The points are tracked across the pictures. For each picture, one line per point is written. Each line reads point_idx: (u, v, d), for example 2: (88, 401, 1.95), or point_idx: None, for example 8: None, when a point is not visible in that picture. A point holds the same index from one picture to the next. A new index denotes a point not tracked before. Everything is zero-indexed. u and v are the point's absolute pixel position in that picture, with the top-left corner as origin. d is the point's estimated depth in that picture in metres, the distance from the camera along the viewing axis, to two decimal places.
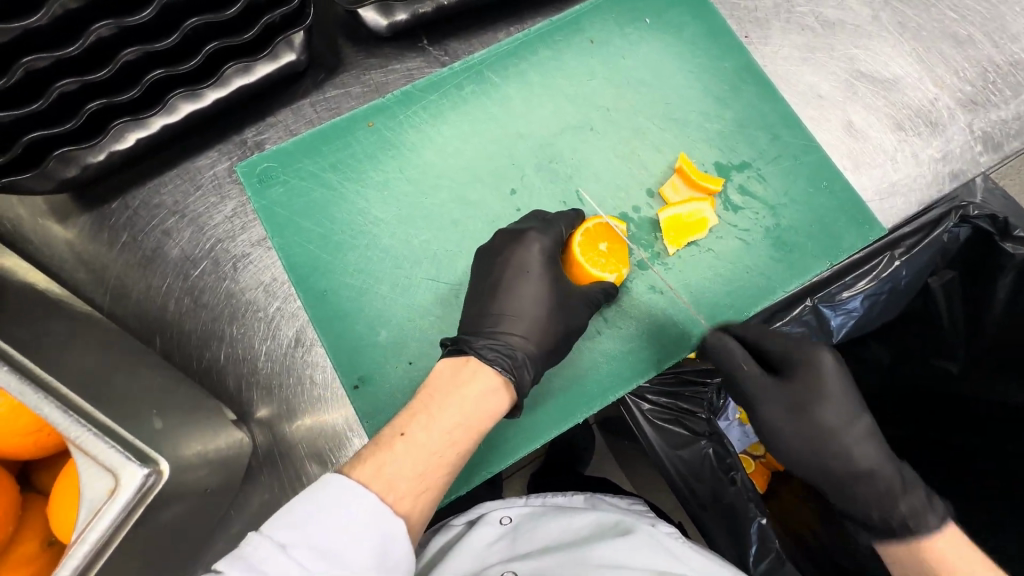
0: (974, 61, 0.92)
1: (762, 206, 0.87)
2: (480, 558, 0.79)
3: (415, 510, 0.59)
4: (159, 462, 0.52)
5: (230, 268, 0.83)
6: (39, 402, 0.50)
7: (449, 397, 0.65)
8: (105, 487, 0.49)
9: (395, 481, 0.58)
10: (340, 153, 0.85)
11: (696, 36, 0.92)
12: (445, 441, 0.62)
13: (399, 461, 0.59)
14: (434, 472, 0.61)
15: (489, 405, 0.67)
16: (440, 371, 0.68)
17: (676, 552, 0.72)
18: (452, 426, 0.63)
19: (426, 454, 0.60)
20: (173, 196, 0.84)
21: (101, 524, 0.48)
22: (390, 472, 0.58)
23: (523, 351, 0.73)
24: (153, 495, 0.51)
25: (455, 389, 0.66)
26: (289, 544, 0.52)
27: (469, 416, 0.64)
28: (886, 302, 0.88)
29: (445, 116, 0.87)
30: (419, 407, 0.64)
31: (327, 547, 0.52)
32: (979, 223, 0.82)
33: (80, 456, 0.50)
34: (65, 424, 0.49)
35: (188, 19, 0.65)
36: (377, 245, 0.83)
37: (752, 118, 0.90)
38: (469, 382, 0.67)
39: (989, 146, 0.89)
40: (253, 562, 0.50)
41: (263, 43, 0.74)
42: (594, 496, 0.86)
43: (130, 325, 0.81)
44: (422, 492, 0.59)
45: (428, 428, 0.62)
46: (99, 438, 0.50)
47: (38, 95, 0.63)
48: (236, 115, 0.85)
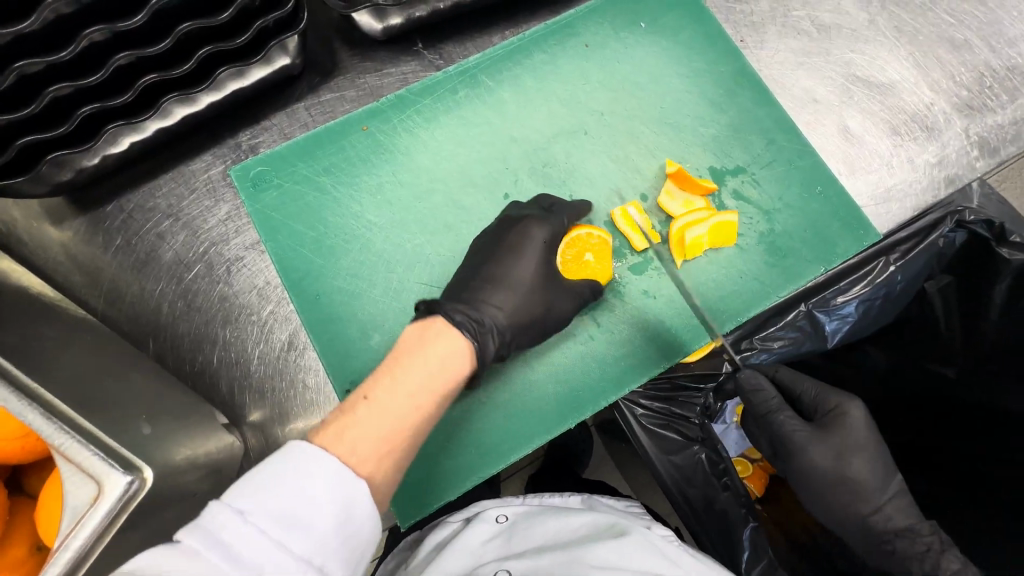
0: (970, 65, 0.92)
1: (757, 211, 0.87)
2: (476, 557, 0.78)
3: (380, 469, 0.58)
4: (144, 469, 0.52)
5: (224, 271, 0.83)
6: (27, 408, 0.50)
7: (414, 358, 0.65)
8: (90, 493, 0.50)
9: (356, 443, 0.57)
10: (334, 158, 0.85)
11: (691, 41, 0.92)
12: (410, 402, 0.61)
13: (363, 424, 0.58)
14: (400, 433, 0.60)
15: (454, 367, 0.67)
16: (404, 337, 0.68)
17: (671, 556, 0.72)
18: (416, 387, 0.63)
19: (390, 414, 0.60)
20: (167, 199, 0.84)
21: (86, 528, 0.49)
22: (355, 433, 0.58)
23: (491, 319, 0.75)
24: (138, 501, 0.51)
25: (420, 354, 0.66)
26: (246, 510, 0.49)
27: (434, 376, 0.64)
28: (882, 308, 0.88)
29: (439, 120, 0.87)
30: (385, 370, 0.64)
31: (291, 514, 0.50)
32: (974, 227, 0.84)
33: (62, 461, 0.50)
34: (49, 432, 0.49)
35: (180, 24, 0.65)
36: (371, 250, 0.83)
37: (747, 122, 0.89)
38: (433, 343, 0.67)
39: (986, 151, 0.88)
40: (210, 532, 0.47)
41: (256, 47, 0.74)
42: (590, 497, 0.88)
43: (124, 328, 0.82)
44: (385, 453, 0.58)
45: (391, 388, 0.62)
46: (85, 445, 0.50)
47: (30, 100, 0.63)
48: (230, 119, 0.85)
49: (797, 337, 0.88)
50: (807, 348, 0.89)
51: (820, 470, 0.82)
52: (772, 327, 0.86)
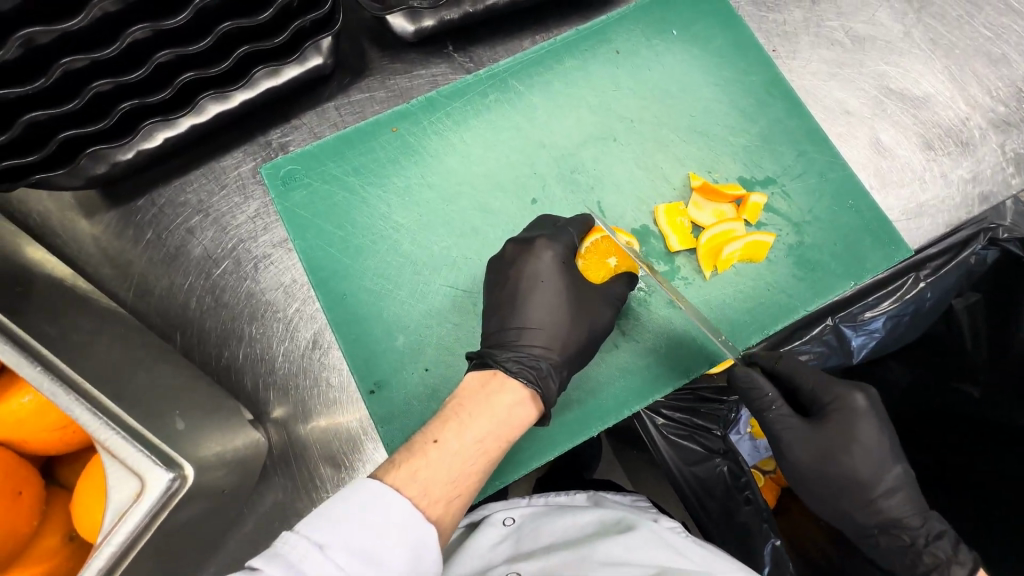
0: (1008, 80, 0.90)
1: (786, 223, 0.86)
2: (484, 559, 0.78)
3: (446, 513, 0.58)
4: (185, 467, 0.53)
5: (251, 268, 0.83)
6: (67, 401, 0.51)
7: (480, 407, 0.65)
8: (132, 489, 0.50)
9: (428, 486, 0.57)
10: (362, 158, 0.86)
11: (723, 49, 0.91)
12: (477, 449, 0.62)
13: (432, 467, 0.59)
14: (466, 479, 0.60)
15: (519, 414, 0.67)
16: (468, 384, 0.68)
17: (680, 548, 0.71)
18: (484, 434, 0.63)
19: (460, 460, 0.60)
20: (198, 194, 0.85)
21: (127, 528, 0.48)
22: (426, 475, 0.58)
23: (547, 360, 0.73)
24: (178, 499, 0.52)
25: (487, 401, 0.66)
26: (325, 544, 0.50)
27: (501, 424, 0.65)
28: (910, 324, 0.87)
29: (468, 123, 0.87)
30: (451, 413, 0.64)
31: (360, 546, 0.50)
32: (1008, 246, 0.82)
33: (109, 456, 0.51)
34: (93, 425, 0.50)
35: (221, 23, 0.65)
36: (398, 251, 0.83)
37: (777, 133, 0.88)
38: (497, 394, 0.67)
39: (1022, 168, 0.87)
40: (292, 562, 0.48)
41: (292, 47, 0.75)
42: (596, 494, 0.87)
43: (152, 321, 0.83)
44: (453, 500, 0.59)
45: (460, 434, 0.62)
46: (128, 441, 0.51)
47: (72, 96, 0.64)
48: (262, 117, 0.86)
49: (823, 352, 0.87)
50: (832, 363, 0.89)
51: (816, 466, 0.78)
52: (795, 342, 0.86)
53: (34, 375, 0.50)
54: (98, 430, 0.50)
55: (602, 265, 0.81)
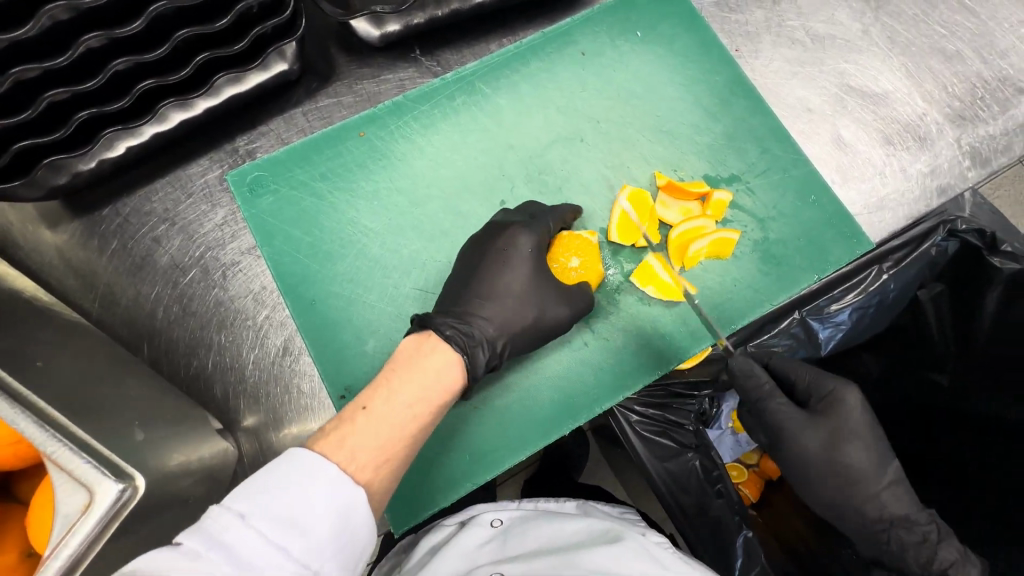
0: (963, 76, 0.93)
1: (751, 219, 0.87)
2: (469, 560, 0.79)
3: (376, 476, 0.58)
4: (136, 477, 0.52)
5: (219, 276, 0.83)
6: (21, 414, 0.50)
7: (410, 372, 0.65)
8: (79, 501, 0.49)
9: (354, 452, 0.57)
10: (330, 163, 0.86)
11: (687, 49, 0.93)
12: (407, 413, 0.62)
13: (360, 431, 0.59)
14: (398, 442, 0.60)
15: (451, 376, 0.67)
16: (401, 349, 0.68)
17: (665, 562, 0.72)
18: (414, 399, 0.63)
19: (389, 426, 0.60)
20: (163, 203, 0.84)
21: (74, 540, 0.48)
22: (355, 439, 0.58)
23: (481, 331, 0.73)
24: (128, 511, 0.51)
25: (417, 363, 0.66)
26: (247, 514, 0.50)
27: (431, 387, 0.65)
28: (875, 315, 0.89)
29: (436, 127, 0.87)
30: (381, 379, 0.64)
31: (291, 514, 0.51)
32: (966, 237, 0.85)
33: (53, 469, 0.50)
34: (41, 439, 0.49)
35: (177, 30, 0.65)
36: (367, 255, 0.83)
37: (742, 131, 0.90)
38: (429, 358, 0.67)
39: (977, 161, 0.89)
40: (212, 533, 0.49)
41: (253, 54, 0.75)
42: (586, 504, 0.90)
43: (119, 332, 0.81)
44: (382, 464, 0.59)
45: (389, 399, 0.62)
46: (75, 453, 0.50)
47: (25, 106, 0.63)
48: (226, 124, 0.85)
49: (792, 344, 0.89)
50: (801, 354, 0.91)
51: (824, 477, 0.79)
52: (766, 334, 0.87)
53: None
54: (44, 444, 0.49)
55: (565, 268, 0.83)
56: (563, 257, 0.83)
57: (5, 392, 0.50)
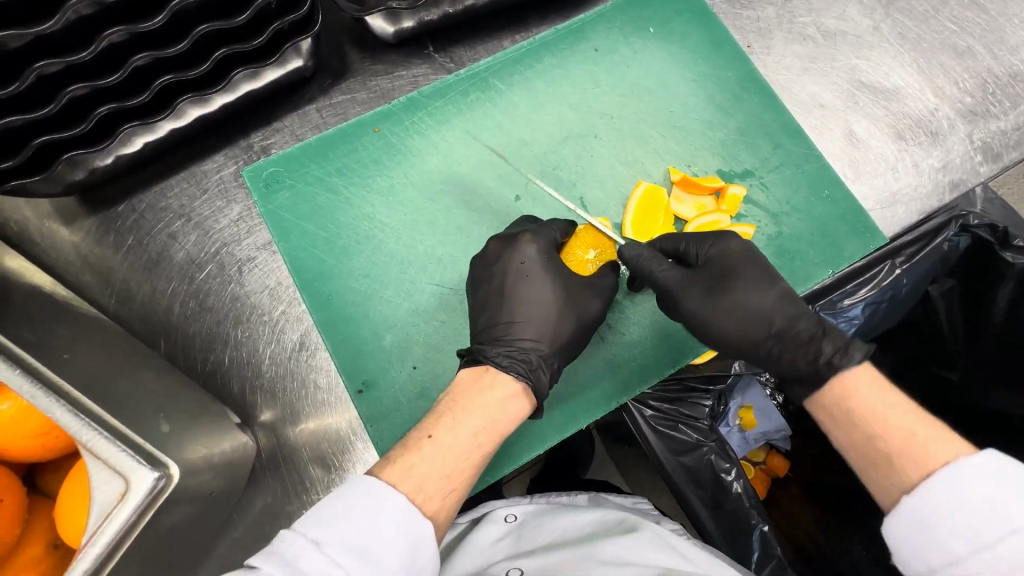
0: (974, 72, 0.93)
1: (764, 214, 0.88)
2: (485, 557, 0.79)
3: (442, 505, 0.59)
4: (170, 466, 0.53)
5: (235, 271, 0.83)
6: (56, 403, 0.50)
7: (473, 403, 0.65)
8: (116, 489, 0.50)
9: (422, 482, 0.58)
10: (345, 159, 0.86)
11: (699, 46, 0.93)
12: (472, 443, 0.62)
13: (429, 461, 0.59)
14: (462, 474, 0.61)
15: (512, 408, 0.68)
16: (461, 381, 0.69)
17: (683, 551, 0.72)
18: (478, 429, 0.63)
19: (454, 456, 0.61)
20: (179, 199, 0.84)
21: (113, 525, 0.48)
22: (424, 467, 0.59)
23: (536, 353, 0.74)
24: (164, 497, 0.52)
25: (480, 396, 0.66)
26: (322, 541, 0.51)
27: (494, 419, 0.65)
28: (888, 309, 0.91)
29: (451, 123, 0.88)
30: (445, 409, 0.65)
31: (362, 543, 0.52)
32: (978, 232, 0.86)
33: (89, 456, 0.50)
34: (77, 427, 0.50)
35: (198, 25, 0.65)
36: (383, 250, 0.83)
37: (754, 127, 0.90)
38: (491, 390, 0.67)
39: (989, 156, 0.90)
40: (288, 559, 0.49)
41: (271, 50, 0.75)
42: (598, 495, 0.89)
43: (135, 327, 0.82)
44: (448, 494, 0.59)
45: (454, 429, 0.62)
46: (112, 442, 0.51)
47: (48, 100, 0.63)
48: (241, 120, 0.86)
49: None
50: None
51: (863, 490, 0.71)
52: None
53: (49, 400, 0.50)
54: (80, 431, 0.50)
55: (583, 260, 0.82)
56: (580, 250, 0.83)
57: (39, 382, 0.51)
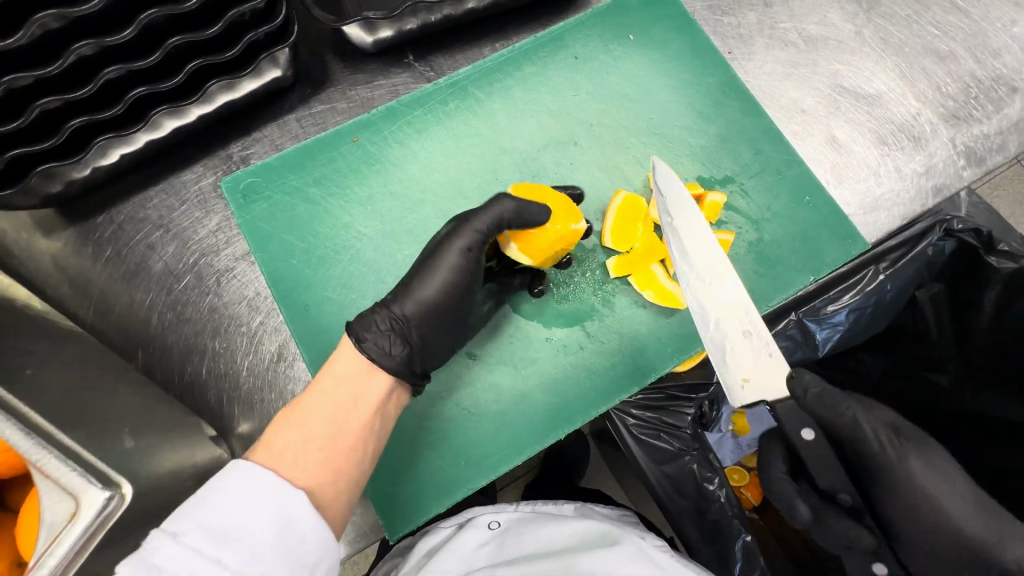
0: (956, 76, 0.93)
1: (746, 220, 0.87)
2: (466, 562, 0.80)
3: (333, 491, 0.59)
4: (123, 485, 0.51)
5: (214, 282, 0.83)
6: (6, 423, 0.50)
7: (324, 379, 0.63)
8: (67, 510, 0.49)
9: (276, 458, 0.58)
10: (325, 168, 0.86)
11: (680, 52, 0.93)
12: (327, 420, 0.61)
13: (271, 449, 0.58)
14: (348, 461, 0.60)
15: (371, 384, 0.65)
16: (348, 352, 0.66)
17: (663, 566, 0.73)
18: (334, 408, 0.62)
19: (312, 433, 0.60)
20: (157, 210, 0.84)
21: (61, 548, 0.48)
22: (281, 453, 0.58)
23: (395, 319, 0.69)
24: (113, 521, 0.50)
25: (368, 382, 0.65)
26: (177, 531, 0.51)
27: (350, 396, 0.63)
28: (873, 315, 0.92)
29: (430, 131, 0.87)
30: (317, 384, 0.63)
31: (229, 522, 0.52)
32: (963, 236, 0.87)
33: (38, 478, 0.49)
34: (27, 447, 0.49)
35: (170, 38, 0.65)
36: (361, 260, 0.83)
37: (736, 133, 0.90)
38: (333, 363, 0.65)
39: (972, 160, 0.89)
40: (145, 557, 0.49)
41: (246, 61, 0.75)
42: (584, 505, 0.89)
43: (113, 339, 0.81)
44: (332, 473, 0.59)
45: (303, 405, 0.61)
46: (62, 461, 0.50)
47: (18, 114, 0.63)
48: (220, 131, 0.86)
49: (788, 345, 0.92)
50: (798, 356, 0.93)
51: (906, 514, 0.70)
52: None
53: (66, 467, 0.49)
54: (31, 452, 0.49)
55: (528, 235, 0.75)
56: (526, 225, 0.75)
57: None
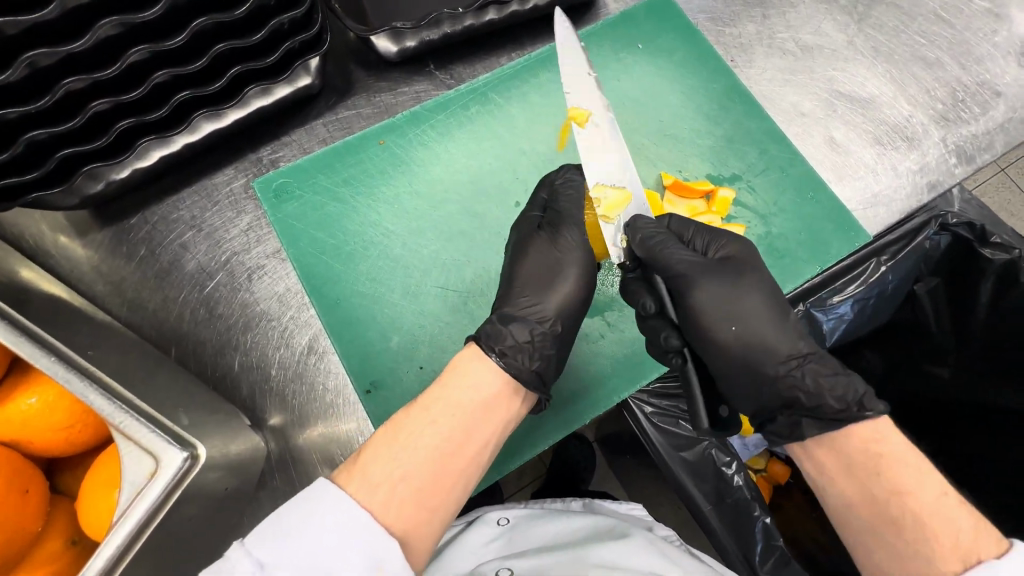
0: (943, 81, 0.99)
1: (753, 215, 0.92)
2: (476, 556, 0.81)
3: (425, 532, 0.57)
4: (196, 447, 0.60)
5: (245, 278, 0.85)
6: (90, 387, 0.56)
7: (431, 405, 0.63)
8: (148, 468, 0.57)
9: (374, 489, 0.56)
10: (352, 170, 0.90)
11: (685, 60, 0.99)
12: (429, 454, 0.59)
13: (375, 483, 0.57)
14: (440, 498, 0.59)
15: (474, 414, 0.64)
16: (455, 376, 0.66)
17: (672, 555, 0.72)
18: (439, 440, 0.60)
19: (415, 467, 0.58)
20: (190, 211, 0.87)
21: (143, 505, 0.55)
22: (382, 490, 0.56)
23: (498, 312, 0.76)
24: (189, 478, 0.58)
25: (472, 416, 0.63)
26: (267, 562, 0.51)
27: (451, 428, 0.62)
28: (876, 305, 0.97)
29: (452, 134, 0.92)
30: (420, 409, 0.62)
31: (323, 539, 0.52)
32: (958, 230, 0.91)
33: (122, 438, 0.57)
34: (110, 410, 0.56)
35: (215, 44, 0.70)
36: (388, 255, 0.87)
37: (741, 134, 0.96)
38: (440, 387, 0.65)
39: (963, 158, 0.95)
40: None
41: (282, 66, 0.79)
42: (591, 501, 0.92)
43: (147, 335, 0.84)
44: (425, 513, 0.57)
45: (411, 436, 0.60)
46: (140, 423, 0.58)
47: (72, 114, 0.67)
48: (252, 135, 0.90)
49: None
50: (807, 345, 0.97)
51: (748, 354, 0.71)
52: None
53: (157, 436, 0.58)
54: (116, 415, 0.56)
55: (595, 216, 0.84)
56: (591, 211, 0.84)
57: (72, 368, 0.57)
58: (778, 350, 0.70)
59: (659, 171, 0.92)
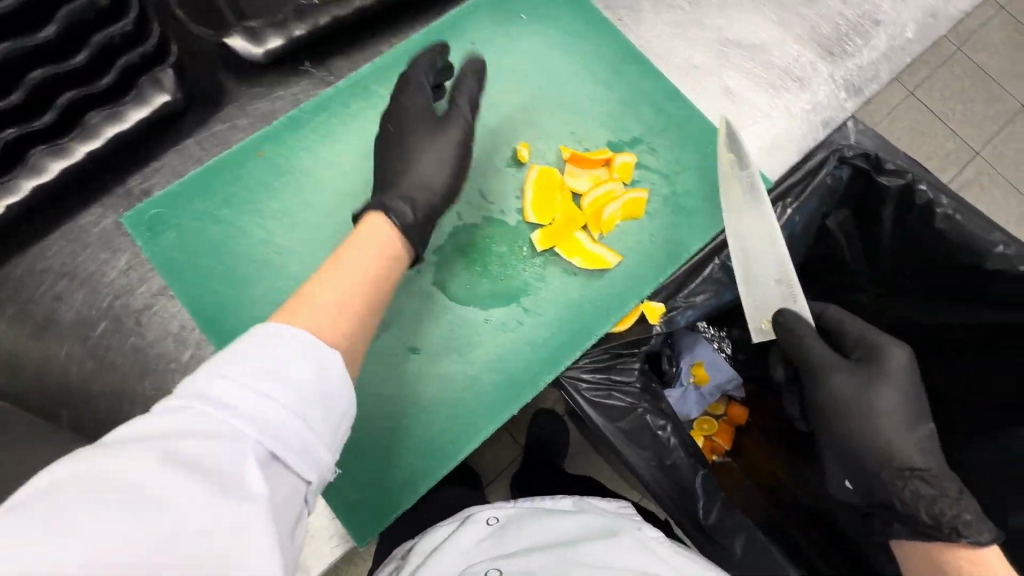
0: (827, 17, 1.00)
1: (657, 176, 0.92)
2: (465, 557, 0.78)
3: (343, 340, 0.60)
4: None
5: (134, 322, 0.78)
6: None
7: (344, 250, 0.67)
8: None
9: (295, 311, 0.59)
10: (232, 187, 0.84)
11: (573, 25, 0.95)
12: (345, 290, 0.62)
13: (296, 310, 0.59)
14: (350, 315, 0.61)
15: (360, 257, 0.66)
16: (371, 224, 0.72)
17: (668, 559, 0.73)
18: (347, 279, 0.63)
19: (336, 286, 0.62)
20: (59, 258, 0.79)
21: None
22: (302, 310, 0.59)
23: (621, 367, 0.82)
24: None
25: (369, 262, 0.67)
26: (210, 390, 0.50)
27: (361, 266, 0.66)
28: (789, 248, 0.97)
29: (336, 134, 0.87)
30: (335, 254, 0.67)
31: (210, 465, 0.46)
32: (855, 162, 0.92)
33: None
34: None
35: (31, 72, 0.62)
36: (284, 274, 0.83)
37: (637, 95, 0.94)
38: (353, 237, 0.70)
39: (852, 92, 0.97)
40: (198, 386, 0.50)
41: (125, 87, 0.72)
42: (582, 499, 0.87)
43: (34, 401, 0.76)
44: (340, 328, 0.60)
45: (324, 277, 0.63)
46: None
47: None
48: (115, 165, 0.81)
49: (716, 290, 0.88)
50: (728, 296, 0.89)
51: (839, 399, 0.82)
52: (690, 284, 0.87)
53: None
54: None
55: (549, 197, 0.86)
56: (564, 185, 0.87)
57: None
58: (893, 442, 0.79)
59: (558, 145, 0.90)
